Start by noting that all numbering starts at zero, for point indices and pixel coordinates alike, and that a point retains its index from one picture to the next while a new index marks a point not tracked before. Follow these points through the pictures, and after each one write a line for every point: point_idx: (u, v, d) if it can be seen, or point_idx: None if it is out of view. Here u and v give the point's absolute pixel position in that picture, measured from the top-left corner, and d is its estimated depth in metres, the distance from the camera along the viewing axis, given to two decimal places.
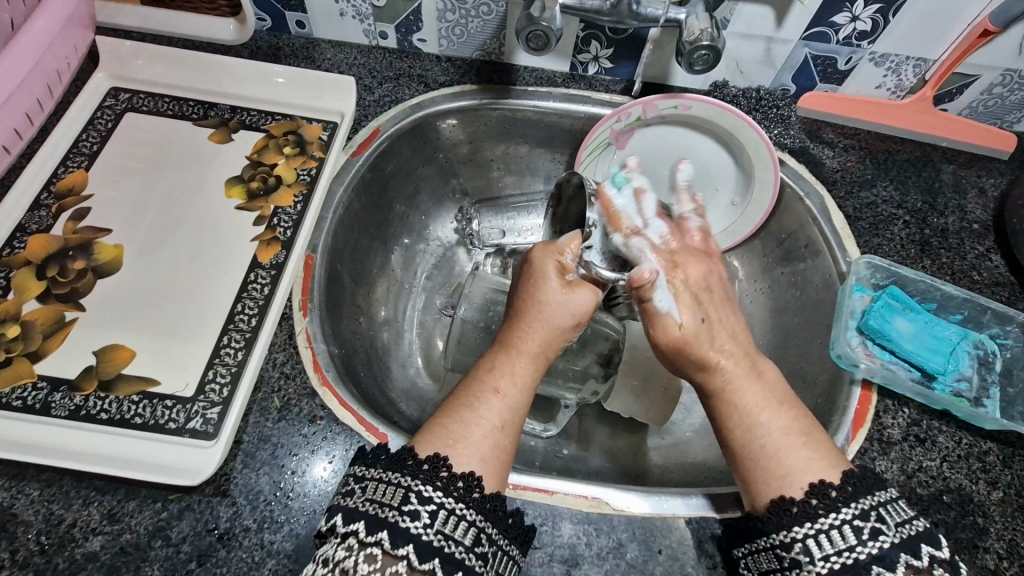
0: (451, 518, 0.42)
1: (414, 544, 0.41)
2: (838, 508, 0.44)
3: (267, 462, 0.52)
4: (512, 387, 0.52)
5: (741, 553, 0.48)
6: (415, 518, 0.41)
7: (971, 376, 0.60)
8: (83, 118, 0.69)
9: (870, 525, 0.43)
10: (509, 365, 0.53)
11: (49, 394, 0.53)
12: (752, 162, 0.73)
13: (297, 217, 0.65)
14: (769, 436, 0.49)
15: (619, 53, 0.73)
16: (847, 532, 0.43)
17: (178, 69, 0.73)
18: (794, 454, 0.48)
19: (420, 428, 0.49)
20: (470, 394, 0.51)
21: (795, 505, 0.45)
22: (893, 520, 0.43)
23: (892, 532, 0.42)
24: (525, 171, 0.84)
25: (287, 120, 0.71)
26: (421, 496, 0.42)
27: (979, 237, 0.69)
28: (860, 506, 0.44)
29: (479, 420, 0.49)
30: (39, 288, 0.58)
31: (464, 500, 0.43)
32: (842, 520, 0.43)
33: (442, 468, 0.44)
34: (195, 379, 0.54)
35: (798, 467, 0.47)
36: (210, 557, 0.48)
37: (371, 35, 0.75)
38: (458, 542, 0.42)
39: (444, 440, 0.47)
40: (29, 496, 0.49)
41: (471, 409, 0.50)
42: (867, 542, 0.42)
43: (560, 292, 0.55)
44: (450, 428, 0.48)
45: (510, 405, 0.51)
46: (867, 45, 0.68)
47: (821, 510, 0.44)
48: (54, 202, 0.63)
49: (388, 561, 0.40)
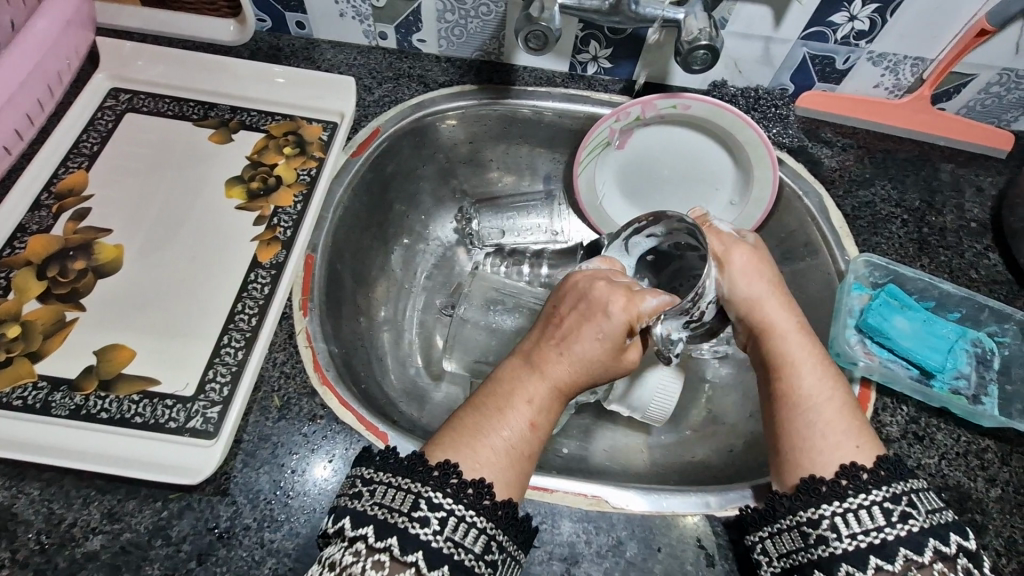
0: (461, 525, 0.42)
1: (423, 551, 0.41)
2: (868, 490, 0.44)
3: (267, 461, 0.52)
4: (534, 403, 0.49)
5: (756, 538, 0.48)
6: (424, 525, 0.42)
7: (970, 373, 0.60)
8: (84, 119, 0.69)
9: (899, 508, 0.43)
10: (533, 383, 0.50)
11: (50, 394, 0.53)
12: (751, 162, 0.73)
13: (298, 217, 0.65)
14: (809, 411, 0.49)
15: (618, 53, 0.73)
16: (877, 513, 0.43)
17: (178, 70, 0.73)
18: (830, 433, 0.48)
19: (441, 430, 0.48)
20: (500, 397, 0.50)
21: (825, 485, 0.45)
22: (922, 507, 0.44)
23: (921, 518, 0.43)
24: (525, 171, 0.84)
25: (287, 121, 0.72)
26: (430, 503, 0.42)
27: (977, 235, 0.69)
28: (892, 490, 0.44)
29: (505, 427, 0.48)
30: (40, 288, 0.58)
31: (475, 507, 0.43)
32: (871, 501, 0.44)
33: (453, 475, 0.44)
34: (195, 378, 0.55)
35: (831, 445, 0.48)
36: (210, 556, 0.48)
37: (371, 36, 0.75)
38: (467, 549, 0.42)
39: (458, 444, 0.46)
40: (29, 495, 0.49)
41: (499, 413, 0.48)
42: (896, 524, 0.43)
43: (605, 320, 0.51)
44: (463, 438, 0.47)
45: (539, 412, 0.49)
46: (865, 45, 0.68)
47: (853, 490, 0.45)
48: (54, 202, 0.63)
49: (395, 568, 0.41)
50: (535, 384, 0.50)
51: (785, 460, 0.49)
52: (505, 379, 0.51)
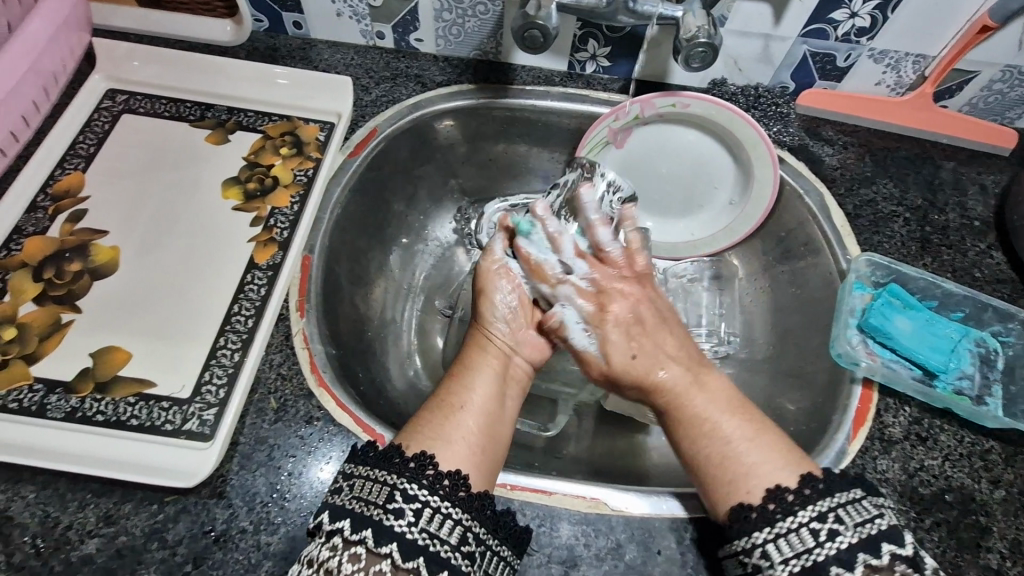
0: (436, 516, 0.42)
1: (398, 543, 0.40)
2: (794, 512, 0.44)
3: (263, 464, 0.51)
4: (476, 374, 0.54)
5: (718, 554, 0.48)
6: (399, 517, 0.41)
7: (973, 374, 0.59)
8: (80, 120, 0.69)
9: (827, 526, 0.42)
10: (471, 357, 0.56)
11: (45, 396, 0.53)
12: (751, 160, 0.72)
13: (295, 217, 0.65)
14: (724, 441, 0.49)
15: (616, 52, 0.72)
16: (806, 535, 0.42)
17: (175, 70, 0.73)
18: (751, 452, 0.48)
19: (403, 427, 0.49)
20: (444, 395, 0.52)
21: (753, 511, 0.45)
22: (851, 520, 0.42)
23: (850, 533, 0.42)
24: (524, 171, 0.84)
25: (285, 121, 0.71)
26: (406, 494, 0.42)
27: (980, 234, 0.69)
28: (817, 509, 0.43)
29: (461, 419, 0.49)
30: (35, 290, 0.58)
31: (450, 498, 0.43)
32: (799, 523, 0.43)
33: (429, 467, 0.44)
34: (191, 381, 0.54)
35: (743, 471, 0.47)
36: (206, 559, 0.47)
37: (369, 35, 0.75)
38: (443, 540, 0.41)
39: (421, 433, 0.48)
40: (24, 498, 0.49)
41: (450, 408, 0.50)
42: (826, 544, 0.42)
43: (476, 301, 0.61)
44: (429, 425, 0.48)
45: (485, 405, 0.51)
46: (866, 42, 0.68)
47: (780, 514, 0.44)
48: (50, 204, 0.63)
49: (371, 560, 0.40)
50: (474, 358, 0.55)
51: (712, 493, 0.48)
52: (456, 365, 0.56)
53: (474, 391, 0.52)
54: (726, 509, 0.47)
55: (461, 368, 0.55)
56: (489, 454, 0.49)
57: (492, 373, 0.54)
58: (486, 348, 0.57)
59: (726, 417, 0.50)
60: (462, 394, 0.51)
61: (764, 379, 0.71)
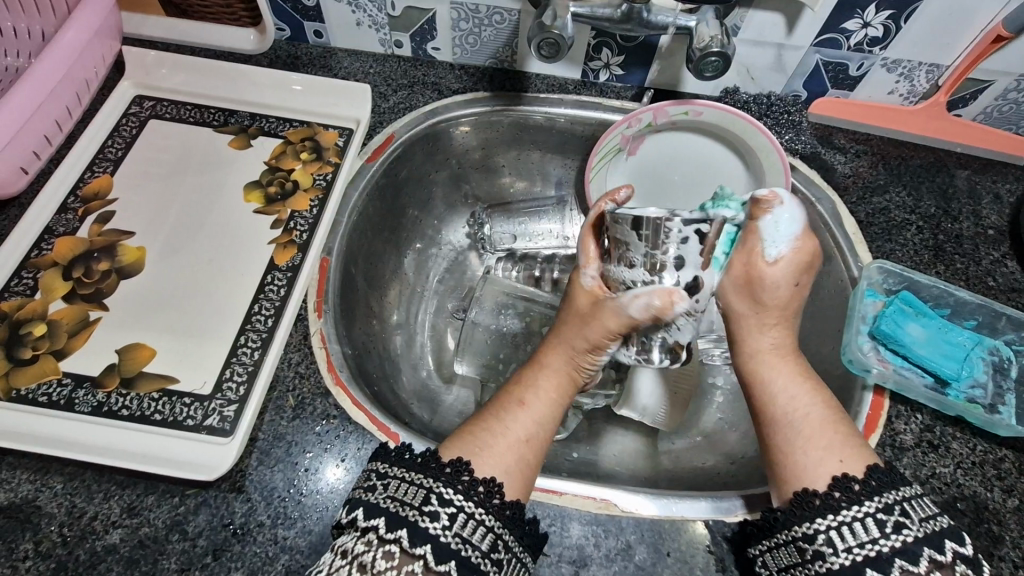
0: (470, 522, 0.43)
1: (433, 545, 0.41)
2: (860, 501, 0.44)
3: (281, 460, 0.53)
4: (539, 400, 0.53)
5: (757, 551, 0.48)
6: (434, 519, 0.42)
7: (986, 382, 0.59)
8: (109, 125, 0.71)
9: (894, 518, 0.42)
10: (541, 378, 0.54)
11: (74, 390, 0.55)
12: (764, 169, 0.73)
13: (314, 221, 0.66)
14: (807, 412, 0.50)
15: (630, 61, 0.73)
16: (871, 525, 0.43)
17: (200, 77, 0.75)
18: (813, 441, 0.48)
19: (449, 435, 0.50)
20: (503, 416, 0.51)
21: (818, 498, 0.45)
22: (917, 515, 0.43)
23: (916, 527, 0.42)
24: (538, 177, 0.85)
25: (305, 127, 0.73)
26: (441, 498, 0.43)
27: (994, 243, 0.69)
28: (885, 500, 0.43)
29: (514, 446, 0.49)
30: (65, 288, 0.60)
31: (484, 506, 0.44)
32: (865, 513, 0.43)
33: (465, 472, 0.45)
34: (212, 378, 0.56)
35: (812, 463, 0.47)
36: (225, 551, 0.49)
37: (387, 44, 0.77)
38: (475, 546, 0.42)
39: (471, 448, 0.48)
40: (52, 489, 0.50)
41: (505, 429, 0.50)
42: (890, 536, 0.42)
43: (580, 347, 0.54)
44: (480, 441, 0.49)
45: (539, 431, 0.51)
46: (879, 51, 0.68)
47: (844, 502, 0.44)
48: (80, 205, 0.65)
49: (405, 560, 0.41)
50: (538, 380, 0.54)
51: (778, 477, 0.49)
52: (520, 385, 0.54)
53: (534, 418, 0.52)
54: (790, 496, 0.47)
55: (528, 391, 0.54)
56: (533, 478, 0.49)
57: (557, 397, 0.54)
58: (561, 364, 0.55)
59: (801, 391, 0.51)
60: (524, 420, 0.51)
61: None
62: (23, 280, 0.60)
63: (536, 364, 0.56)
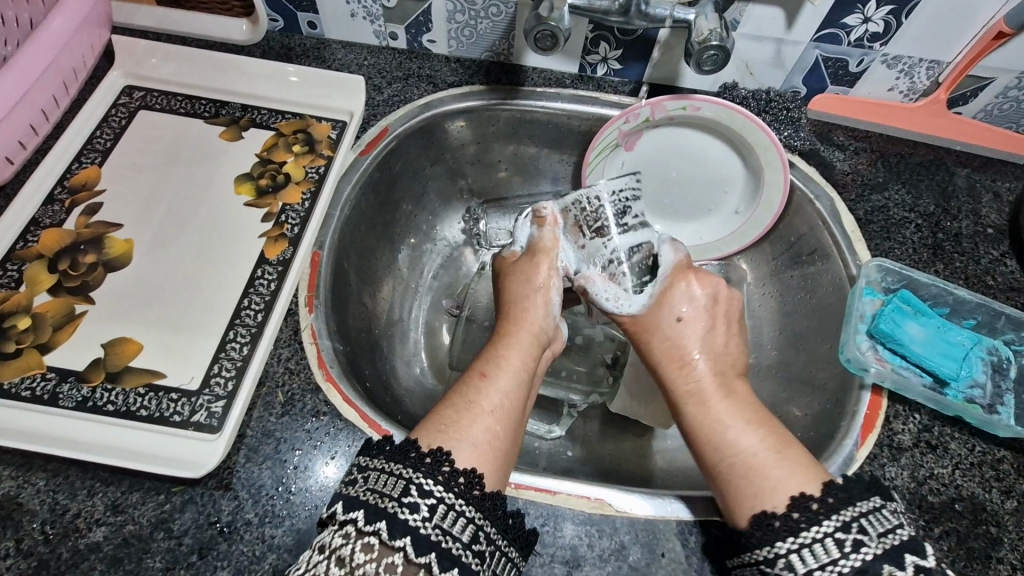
0: (450, 513, 0.42)
1: (411, 537, 0.40)
2: (819, 521, 0.42)
3: (270, 457, 0.52)
4: (500, 373, 0.53)
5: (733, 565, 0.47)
6: (413, 511, 0.41)
7: (985, 382, 0.58)
8: (97, 115, 0.70)
9: (851, 537, 0.41)
10: (502, 352, 0.55)
11: (58, 385, 0.54)
12: (762, 165, 0.72)
13: (305, 214, 0.65)
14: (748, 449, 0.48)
15: (628, 55, 0.72)
16: (830, 546, 0.41)
17: (191, 68, 0.74)
18: (773, 468, 0.46)
19: (423, 418, 0.49)
20: (470, 388, 0.52)
21: (776, 519, 0.44)
22: (875, 530, 0.41)
23: (874, 544, 0.41)
24: (534, 173, 0.84)
25: (297, 119, 0.72)
26: (421, 489, 0.42)
27: (994, 241, 0.68)
28: (841, 518, 0.42)
29: (478, 416, 0.49)
30: (50, 281, 0.59)
31: (464, 496, 0.43)
32: (824, 533, 0.42)
33: (445, 463, 0.44)
34: (200, 373, 0.55)
35: (765, 488, 0.46)
36: (211, 550, 0.48)
37: (382, 36, 0.75)
38: (455, 538, 0.41)
39: (438, 428, 0.47)
40: (35, 485, 0.49)
41: (473, 403, 0.50)
42: (850, 555, 0.40)
43: (529, 292, 0.59)
44: (445, 417, 0.48)
45: (504, 393, 0.52)
46: (880, 47, 0.67)
47: (803, 523, 0.43)
48: (67, 196, 0.64)
49: (384, 552, 0.40)
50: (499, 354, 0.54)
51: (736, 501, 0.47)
52: (484, 360, 0.55)
53: (498, 390, 0.51)
54: (745, 518, 0.46)
55: (491, 366, 0.54)
56: (503, 455, 0.48)
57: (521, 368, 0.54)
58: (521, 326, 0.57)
59: (752, 431, 0.49)
60: (489, 395, 0.51)
61: (772, 385, 0.71)
62: (7, 272, 0.59)
63: (497, 341, 0.56)
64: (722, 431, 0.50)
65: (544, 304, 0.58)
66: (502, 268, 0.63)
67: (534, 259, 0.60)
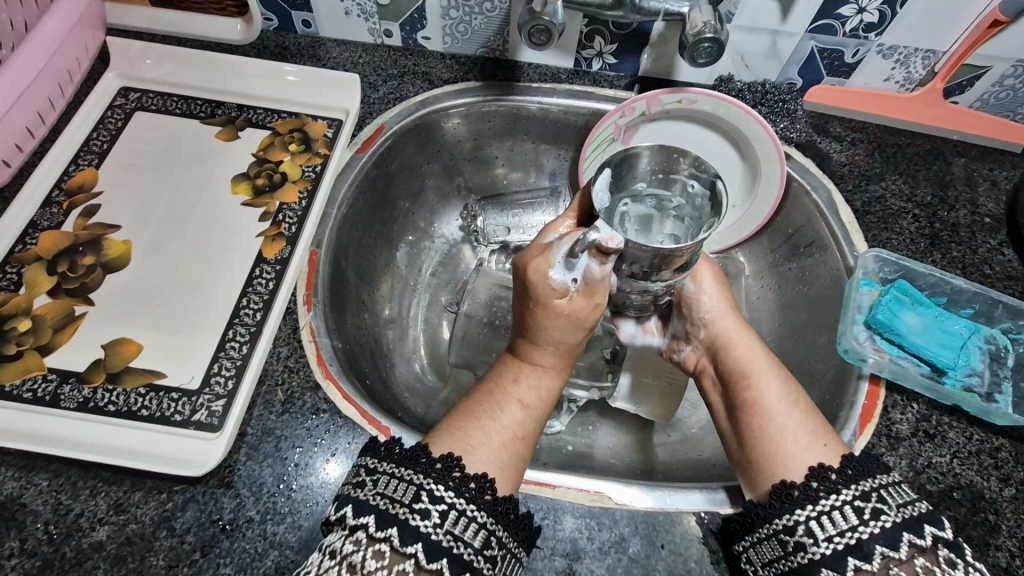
0: (461, 519, 0.42)
1: (423, 544, 0.40)
2: (837, 490, 0.44)
3: (271, 455, 0.52)
4: (533, 395, 0.53)
5: (742, 547, 0.47)
6: (425, 517, 0.41)
7: (982, 371, 0.59)
8: (94, 117, 0.70)
9: (871, 506, 0.42)
10: (530, 365, 0.54)
11: (58, 386, 0.54)
12: (758, 157, 0.72)
13: (302, 213, 0.65)
14: (776, 422, 0.50)
15: (622, 49, 0.72)
16: (849, 513, 0.42)
17: (187, 69, 0.74)
18: (793, 442, 0.48)
19: (438, 429, 0.49)
20: (492, 401, 0.52)
21: (796, 489, 0.45)
22: (894, 501, 0.42)
23: (893, 513, 0.42)
24: (531, 168, 0.84)
25: (293, 118, 0.72)
26: (432, 495, 0.42)
27: (991, 231, 0.68)
28: (860, 488, 0.43)
29: (500, 427, 0.49)
30: (49, 283, 0.59)
31: (476, 502, 0.43)
32: (842, 502, 0.43)
33: (456, 469, 0.44)
34: (200, 372, 0.55)
35: (785, 458, 0.48)
36: (213, 548, 0.48)
37: (376, 33, 0.75)
38: (467, 543, 0.41)
39: (453, 439, 0.47)
40: (38, 486, 0.50)
41: (492, 415, 0.50)
42: (869, 523, 0.42)
43: (571, 330, 0.53)
44: (468, 433, 0.48)
45: (531, 415, 0.52)
46: (875, 37, 0.67)
47: (822, 492, 0.44)
48: (64, 199, 0.64)
49: (396, 559, 0.40)
50: (531, 369, 0.54)
51: (759, 469, 0.49)
52: (513, 377, 0.54)
53: (528, 411, 0.52)
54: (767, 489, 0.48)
55: (522, 387, 0.53)
56: (518, 466, 0.49)
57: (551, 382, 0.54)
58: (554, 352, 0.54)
59: (789, 413, 0.50)
60: (511, 412, 0.51)
61: None
62: (7, 274, 0.59)
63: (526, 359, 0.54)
64: (755, 406, 0.52)
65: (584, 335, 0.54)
66: (539, 289, 0.51)
67: (590, 303, 0.52)
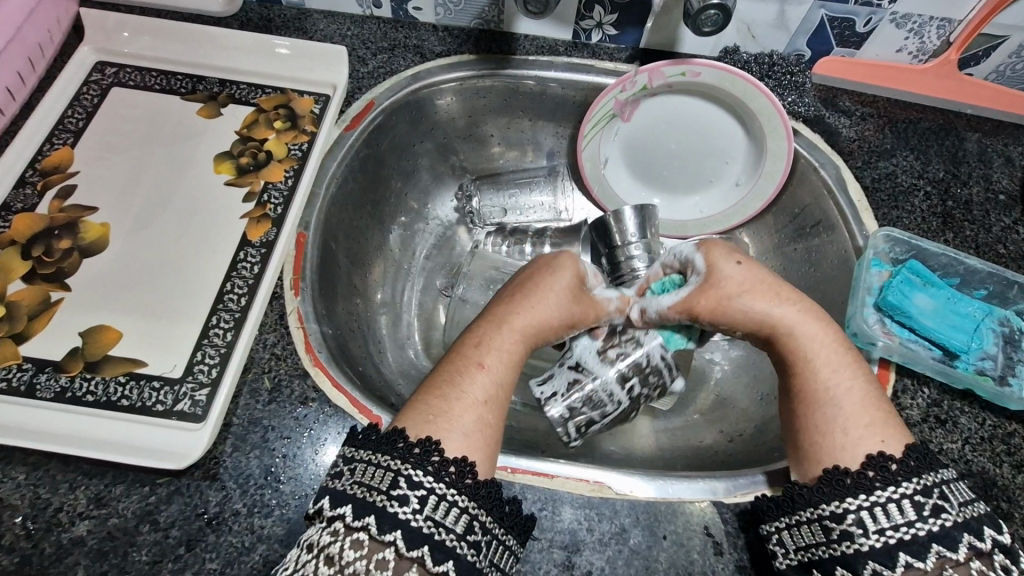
0: (442, 504, 0.40)
1: (402, 531, 0.38)
2: (896, 482, 0.41)
3: (257, 445, 0.50)
4: (498, 362, 0.51)
5: (771, 528, 0.44)
6: (403, 504, 0.39)
7: (996, 354, 0.56)
8: (68, 94, 0.67)
9: (931, 502, 0.39)
10: (497, 339, 0.52)
11: (35, 375, 0.52)
12: (765, 132, 0.69)
13: (288, 193, 0.62)
14: (838, 405, 0.47)
15: (624, 19, 0.68)
16: (906, 507, 0.39)
17: (166, 42, 0.70)
18: (850, 429, 0.46)
19: (404, 405, 0.47)
20: (454, 369, 0.50)
21: (849, 476, 0.42)
22: (955, 499, 0.40)
23: (954, 512, 0.39)
24: (529, 147, 0.81)
25: (278, 93, 0.69)
26: (411, 481, 0.40)
27: (1005, 208, 0.65)
28: (921, 482, 0.40)
29: (464, 395, 0.47)
30: (24, 268, 0.56)
31: (457, 485, 0.41)
32: (900, 495, 0.40)
33: (434, 453, 0.42)
34: (182, 360, 0.53)
35: (839, 445, 0.45)
36: (199, 542, 0.46)
37: (365, 4, 0.71)
38: (449, 529, 0.39)
39: (425, 415, 0.45)
40: (15, 479, 0.48)
41: (454, 383, 0.48)
42: (929, 519, 0.39)
43: (554, 292, 0.56)
44: (431, 406, 0.46)
45: (495, 380, 0.50)
46: (888, 5, 0.64)
47: (879, 483, 0.41)
48: (39, 179, 0.61)
49: (375, 548, 0.38)
50: (495, 342, 0.52)
51: (811, 453, 0.47)
52: (478, 347, 0.52)
53: (494, 381, 0.49)
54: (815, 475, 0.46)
55: (487, 353, 0.51)
56: (494, 441, 0.47)
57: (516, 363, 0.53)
58: (531, 316, 0.55)
59: (846, 394, 0.48)
60: (473, 381, 0.49)
61: None
62: None
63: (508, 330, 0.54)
64: (819, 387, 0.49)
65: (563, 306, 0.56)
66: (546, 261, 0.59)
67: (578, 280, 0.58)
